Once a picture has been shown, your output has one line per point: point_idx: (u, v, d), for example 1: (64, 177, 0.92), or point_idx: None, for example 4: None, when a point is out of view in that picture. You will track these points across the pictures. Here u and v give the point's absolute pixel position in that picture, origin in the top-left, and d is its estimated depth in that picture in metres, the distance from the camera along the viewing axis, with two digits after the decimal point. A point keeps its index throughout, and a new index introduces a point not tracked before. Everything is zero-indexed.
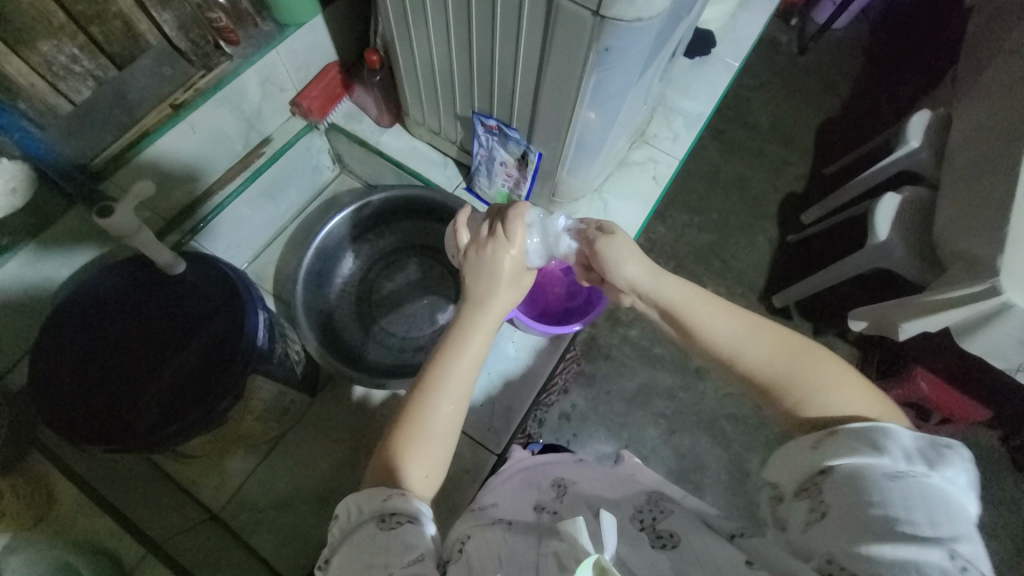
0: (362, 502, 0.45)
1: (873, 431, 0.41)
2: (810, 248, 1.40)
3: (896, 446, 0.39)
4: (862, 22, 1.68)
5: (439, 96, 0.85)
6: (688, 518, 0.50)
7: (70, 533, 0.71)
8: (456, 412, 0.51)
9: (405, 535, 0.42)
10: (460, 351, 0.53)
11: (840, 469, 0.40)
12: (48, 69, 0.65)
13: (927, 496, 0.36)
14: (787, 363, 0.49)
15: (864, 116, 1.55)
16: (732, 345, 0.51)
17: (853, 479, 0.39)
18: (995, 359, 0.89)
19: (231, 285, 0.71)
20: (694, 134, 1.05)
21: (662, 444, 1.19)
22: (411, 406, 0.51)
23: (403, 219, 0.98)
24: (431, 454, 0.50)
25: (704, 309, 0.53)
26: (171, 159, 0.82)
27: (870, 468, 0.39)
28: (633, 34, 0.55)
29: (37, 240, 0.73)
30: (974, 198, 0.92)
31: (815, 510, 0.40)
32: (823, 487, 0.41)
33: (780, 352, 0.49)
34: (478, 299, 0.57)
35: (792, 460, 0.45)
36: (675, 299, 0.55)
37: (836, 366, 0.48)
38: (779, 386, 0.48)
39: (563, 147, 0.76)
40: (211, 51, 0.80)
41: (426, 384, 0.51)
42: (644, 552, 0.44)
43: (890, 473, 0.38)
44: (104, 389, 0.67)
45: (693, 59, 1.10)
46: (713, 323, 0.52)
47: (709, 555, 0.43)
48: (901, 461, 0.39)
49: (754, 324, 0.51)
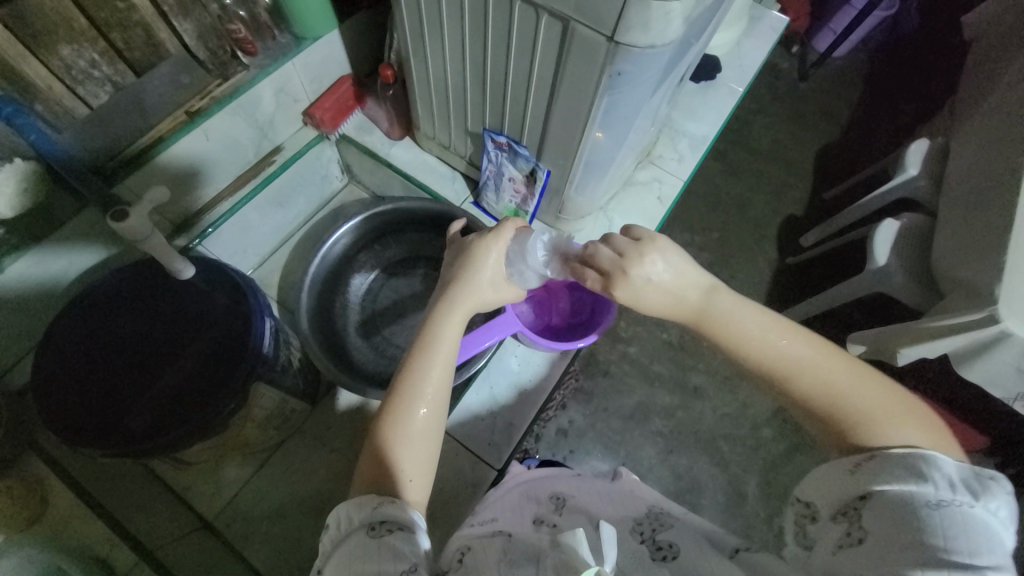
0: (352, 510, 0.45)
1: (917, 459, 0.41)
2: (809, 271, 1.41)
3: (941, 475, 0.39)
4: (862, 51, 1.72)
5: (450, 111, 0.87)
6: (688, 533, 0.50)
7: (58, 539, 0.70)
8: (434, 411, 0.52)
9: (394, 542, 0.42)
10: (434, 351, 0.54)
11: (881, 494, 0.40)
12: (67, 73, 0.66)
13: (971, 526, 0.36)
14: (841, 385, 0.47)
15: (863, 142, 1.58)
16: (777, 361, 0.50)
17: (895, 505, 0.39)
18: (992, 388, 0.89)
19: (236, 289, 0.72)
20: (699, 156, 1.07)
21: (659, 462, 1.18)
22: (389, 412, 0.51)
23: (410, 229, 0.98)
24: (417, 457, 0.50)
25: (755, 325, 0.52)
26: (184, 164, 0.83)
27: (912, 495, 0.39)
28: (645, 60, 0.56)
29: (43, 242, 0.73)
30: (972, 227, 0.93)
31: (852, 534, 0.40)
32: (862, 512, 0.41)
33: (835, 373, 0.48)
34: (445, 301, 0.58)
35: (827, 482, 0.44)
36: (719, 313, 0.52)
37: (885, 388, 0.47)
38: (820, 404, 0.48)
39: (572, 166, 0.78)
40: (228, 61, 0.83)
41: (403, 387, 0.52)
42: (646, 565, 0.45)
43: (931, 500, 0.38)
44: (99, 392, 0.67)
45: (699, 83, 1.13)
46: (765, 337, 0.51)
47: (707, 565, 0.44)
48: (944, 489, 0.38)
49: (811, 342, 0.50)
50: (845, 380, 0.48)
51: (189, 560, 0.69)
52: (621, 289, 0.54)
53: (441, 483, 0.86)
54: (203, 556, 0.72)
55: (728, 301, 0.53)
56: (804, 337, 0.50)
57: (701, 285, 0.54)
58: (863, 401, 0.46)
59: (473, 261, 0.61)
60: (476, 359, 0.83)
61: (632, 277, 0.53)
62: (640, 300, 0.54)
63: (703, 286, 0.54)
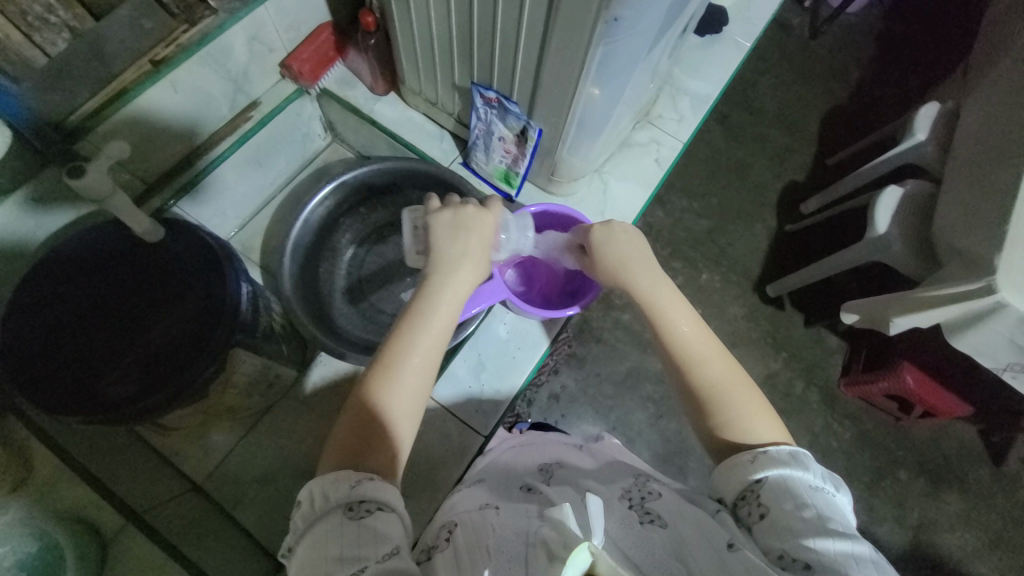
0: (327, 489, 0.44)
1: (793, 452, 0.47)
2: (807, 239, 1.39)
3: (815, 467, 0.46)
4: (877, 6, 1.62)
5: (437, 64, 0.81)
6: (673, 498, 0.51)
7: (49, 500, 0.72)
8: (419, 383, 0.51)
9: (375, 525, 0.41)
10: (425, 325, 0.53)
11: (774, 479, 0.45)
12: (22, 19, 0.60)
13: (840, 510, 0.43)
14: (726, 388, 0.53)
15: (871, 105, 1.51)
16: (691, 357, 0.55)
17: (785, 489, 0.44)
18: (982, 358, 0.89)
19: (211, 254, 0.69)
20: (699, 116, 1.02)
21: (648, 427, 1.20)
22: (376, 384, 0.50)
23: (414, 187, 0.91)
24: (402, 433, 0.49)
25: (690, 326, 0.57)
26: (155, 118, 0.79)
27: (798, 479, 0.45)
28: (645, 4, 0.51)
29: (29, 185, 0.70)
30: (978, 195, 0.90)
31: (754, 513, 0.45)
32: (759, 494, 0.45)
33: (724, 376, 0.54)
34: (441, 274, 0.56)
35: (727, 471, 0.48)
36: (663, 302, 0.59)
37: (764, 409, 0.52)
38: (707, 397, 0.53)
39: (565, 123, 0.73)
40: (195, 3, 0.73)
41: (389, 361, 0.51)
42: (635, 529, 0.46)
43: (811, 485, 0.44)
44: (65, 362, 0.65)
45: (703, 37, 1.06)
46: (695, 339, 0.56)
47: (691, 531, 0.44)
48: (819, 478, 0.45)
49: (731, 364, 0.55)
50: (731, 389, 0.53)
51: (174, 521, 0.67)
52: (601, 228, 0.64)
53: (429, 450, 0.87)
54: (189, 518, 0.70)
55: (674, 298, 0.59)
56: (722, 354, 0.56)
57: (654, 273, 0.61)
58: (743, 407, 0.52)
59: (467, 237, 0.59)
60: (464, 327, 0.81)
61: (614, 224, 0.64)
62: (608, 245, 0.63)
63: (655, 271, 0.61)
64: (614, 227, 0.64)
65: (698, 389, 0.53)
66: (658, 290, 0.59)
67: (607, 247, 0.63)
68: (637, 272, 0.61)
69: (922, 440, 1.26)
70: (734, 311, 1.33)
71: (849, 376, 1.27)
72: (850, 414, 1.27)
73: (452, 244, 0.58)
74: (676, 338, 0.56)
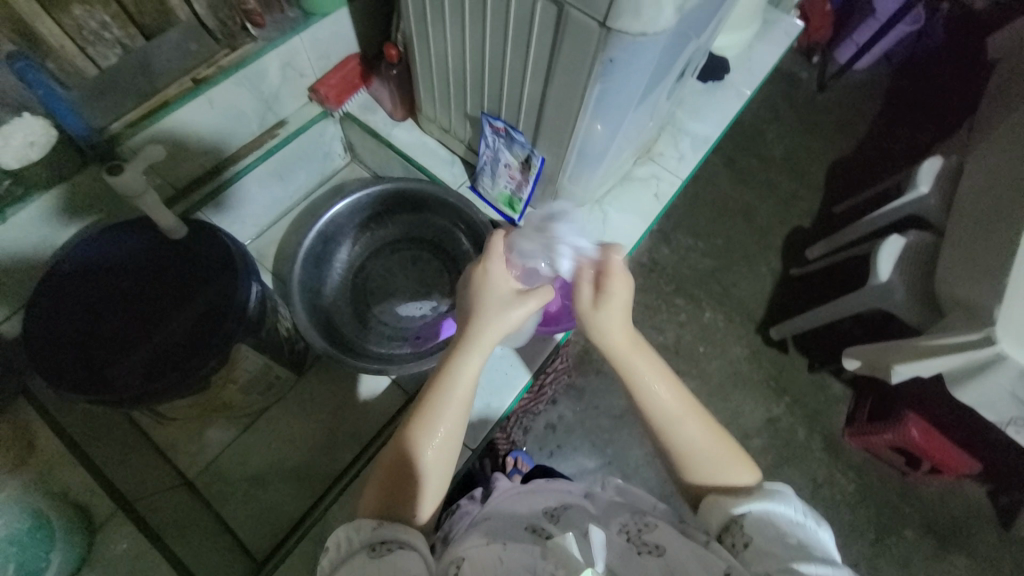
0: (353, 532, 0.46)
1: (779, 490, 0.48)
2: (811, 284, 1.40)
3: (798, 505, 0.47)
4: (884, 66, 1.69)
5: (451, 95, 0.88)
6: (671, 530, 0.50)
7: (46, 482, 0.74)
8: (446, 447, 0.53)
9: (395, 560, 0.43)
10: (452, 384, 0.54)
11: (759, 513, 0.46)
12: (78, 33, 0.68)
13: (821, 545, 0.43)
14: (679, 408, 0.53)
15: (877, 158, 1.56)
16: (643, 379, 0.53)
17: (768, 522, 0.45)
18: (984, 410, 0.87)
19: (229, 257, 0.73)
20: (700, 156, 1.06)
21: (645, 464, 1.19)
22: (405, 441, 0.52)
23: (427, 208, 0.97)
24: (428, 483, 0.52)
25: (676, 400, 0.53)
26: (188, 131, 0.85)
27: (780, 515, 0.46)
28: (638, 48, 0.56)
29: (64, 185, 0.74)
30: (979, 248, 0.92)
31: (738, 543, 0.45)
32: (743, 525, 0.46)
33: (675, 396, 0.53)
34: (468, 329, 0.57)
35: (713, 506, 0.49)
36: (631, 361, 0.54)
37: (706, 425, 0.53)
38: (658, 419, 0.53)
39: (566, 154, 0.78)
40: (237, 32, 0.83)
41: (419, 420, 0.52)
42: (630, 560, 0.45)
43: (794, 520, 0.45)
44: (81, 351, 0.68)
45: (707, 84, 1.13)
46: (677, 407, 0.53)
47: (689, 559, 0.44)
48: (800, 514, 0.46)
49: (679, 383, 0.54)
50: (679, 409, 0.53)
51: (164, 513, 0.70)
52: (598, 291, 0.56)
53: None
54: (176, 512, 0.72)
55: (647, 352, 0.55)
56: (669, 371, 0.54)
57: (632, 327, 0.56)
58: (692, 427, 0.52)
59: (487, 288, 0.59)
60: None
61: (606, 286, 0.56)
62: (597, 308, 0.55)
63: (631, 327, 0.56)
64: (607, 288, 0.56)
65: (653, 409, 0.53)
66: (633, 350, 0.55)
67: (594, 316, 0.56)
68: (619, 331, 0.55)
69: (928, 497, 1.22)
70: (735, 350, 1.34)
71: (853, 425, 1.25)
72: (854, 465, 1.25)
73: (481, 297, 0.59)
74: (633, 366, 0.54)
